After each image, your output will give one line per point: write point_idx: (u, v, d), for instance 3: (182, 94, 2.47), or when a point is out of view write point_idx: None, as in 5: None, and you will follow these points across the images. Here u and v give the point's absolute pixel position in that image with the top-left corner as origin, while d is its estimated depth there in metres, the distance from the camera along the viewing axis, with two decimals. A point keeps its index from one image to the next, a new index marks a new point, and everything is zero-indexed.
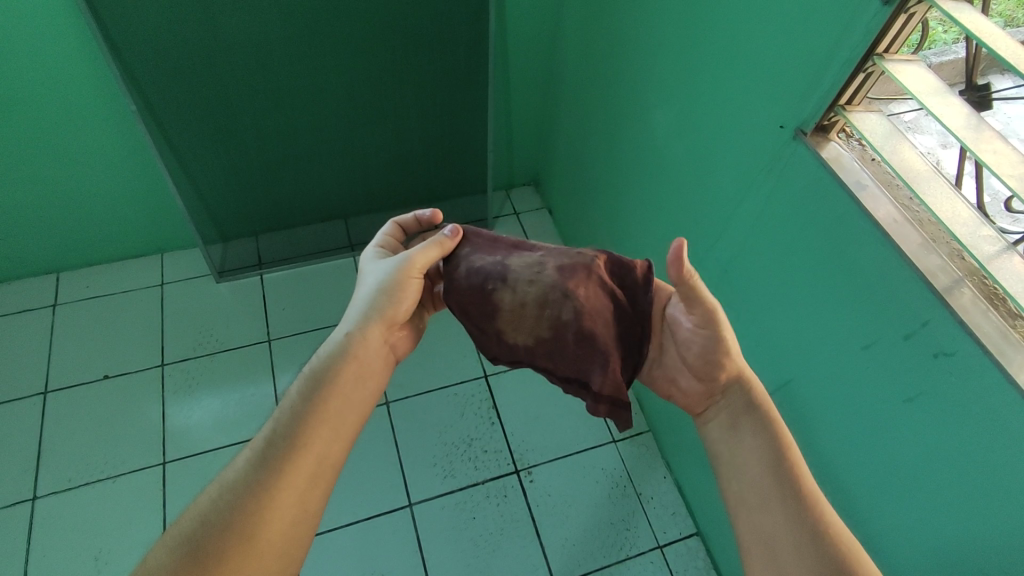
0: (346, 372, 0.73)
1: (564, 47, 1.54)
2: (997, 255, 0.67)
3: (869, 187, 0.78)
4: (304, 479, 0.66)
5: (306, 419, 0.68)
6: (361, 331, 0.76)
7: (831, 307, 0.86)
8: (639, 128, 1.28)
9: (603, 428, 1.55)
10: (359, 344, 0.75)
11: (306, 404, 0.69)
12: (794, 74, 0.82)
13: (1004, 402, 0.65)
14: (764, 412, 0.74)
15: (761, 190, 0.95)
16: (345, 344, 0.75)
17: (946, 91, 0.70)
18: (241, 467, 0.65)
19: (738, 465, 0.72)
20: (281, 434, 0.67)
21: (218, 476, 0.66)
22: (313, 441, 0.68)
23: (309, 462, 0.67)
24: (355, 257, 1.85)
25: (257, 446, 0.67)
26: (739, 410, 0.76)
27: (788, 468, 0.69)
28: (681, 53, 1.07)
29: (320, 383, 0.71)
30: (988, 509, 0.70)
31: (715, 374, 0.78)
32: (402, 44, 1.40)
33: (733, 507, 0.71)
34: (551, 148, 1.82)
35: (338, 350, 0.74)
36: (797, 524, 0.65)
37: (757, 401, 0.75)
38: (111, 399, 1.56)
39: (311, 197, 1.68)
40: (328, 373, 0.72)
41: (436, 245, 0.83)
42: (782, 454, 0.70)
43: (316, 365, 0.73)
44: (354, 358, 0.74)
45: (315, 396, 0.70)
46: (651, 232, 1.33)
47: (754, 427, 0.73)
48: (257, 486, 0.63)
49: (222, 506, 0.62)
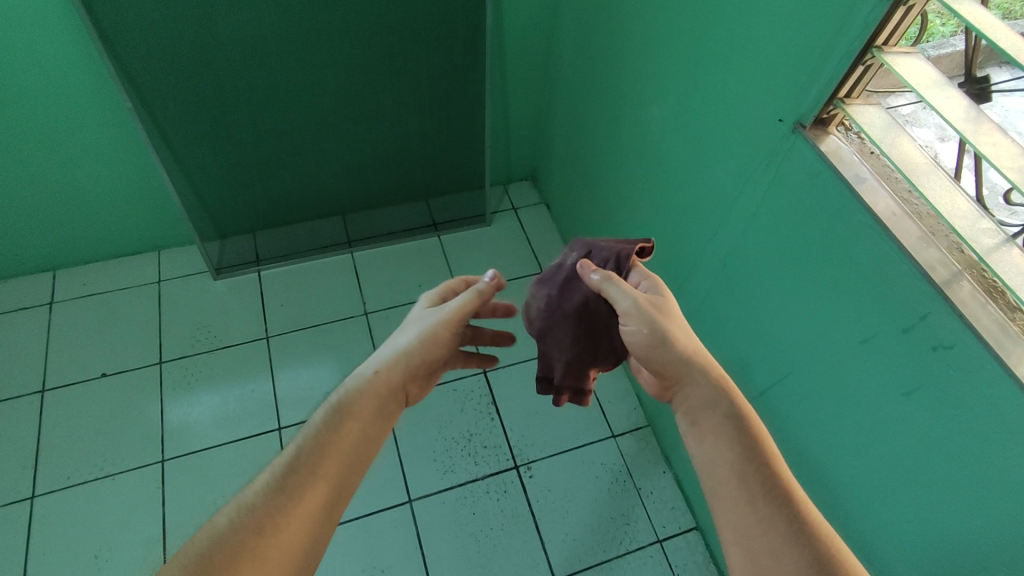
0: (368, 409, 0.74)
1: (561, 42, 1.54)
2: (997, 248, 0.67)
3: (868, 181, 0.78)
4: (317, 508, 0.66)
5: (328, 450, 0.69)
6: (390, 374, 0.78)
7: (829, 301, 0.86)
8: (636, 123, 1.28)
9: (602, 423, 1.55)
10: (384, 384, 0.77)
11: (328, 435, 0.70)
12: (792, 66, 0.82)
13: (1003, 395, 0.65)
14: (730, 403, 0.72)
15: (759, 184, 0.95)
16: (372, 383, 0.76)
17: (945, 84, 0.70)
18: (264, 488, 0.65)
19: (708, 463, 0.70)
20: (303, 460, 0.68)
21: (236, 496, 0.65)
22: (330, 471, 0.69)
23: (325, 490, 0.67)
24: (353, 254, 1.84)
25: (280, 469, 0.67)
26: (702, 400, 0.73)
27: (761, 463, 0.67)
28: (679, 47, 1.06)
29: (344, 416, 0.72)
30: (983, 500, 0.71)
31: (672, 365, 0.76)
32: (398, 38, 1.39)
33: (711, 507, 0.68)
34: (549, 143, 1.82)
35: (364, 387, 0.75)
36: (775, 519, 0.63)
37: (723, 390, 0.73)
38: (110, 397, 1.56)
39: (309, 194, 1.68)
40: (354, 409, 0.73)
41: (475, 296, 0.84)
42: (754, 447, 0.69)
43: (342, 398, 0.74)
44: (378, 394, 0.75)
45: (338, 428, 0.71)
46: (650, 227, 1.33)
47: (721, 421, 0.71)
48: (276, 508, 0.63)
49: (244, 526, 0.61)
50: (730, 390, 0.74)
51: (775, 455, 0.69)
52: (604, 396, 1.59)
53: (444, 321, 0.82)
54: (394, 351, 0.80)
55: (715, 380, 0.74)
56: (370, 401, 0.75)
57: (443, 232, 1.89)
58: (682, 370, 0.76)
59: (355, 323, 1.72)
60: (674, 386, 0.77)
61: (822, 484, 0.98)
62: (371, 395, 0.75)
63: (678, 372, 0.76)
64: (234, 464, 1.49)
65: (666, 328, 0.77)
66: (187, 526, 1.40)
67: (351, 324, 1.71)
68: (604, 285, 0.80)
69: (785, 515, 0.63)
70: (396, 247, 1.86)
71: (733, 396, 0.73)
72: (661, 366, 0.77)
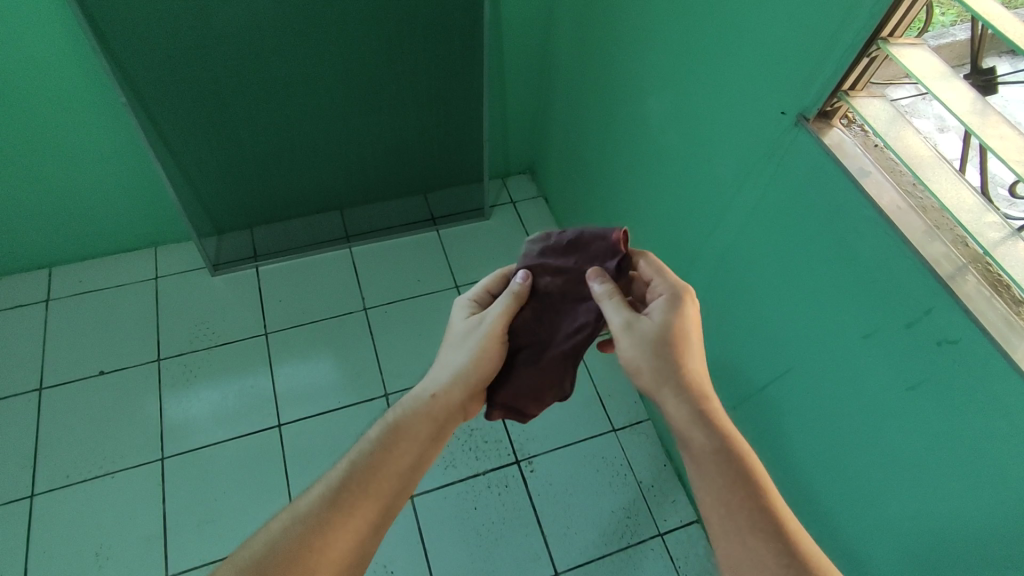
0: (420, 430, 0.74)
1: (560, 34, 1.52)
2: (1002, 241, 0.66)
3: (871, 173, 0.77)
4: (368, 524, 0.67)
5: (383, 468, 0.70)
6: (443, 391, 0.78)
7: (831, 295, 0.86)
8: (635, 116, 1.27)
9: (602, 417, 1.55)
10: (437, 403, 0.77)
11: (383, 452, 0.71)
12: (795, 58, 0.81)
13: (1007, 390, 0.65)
14: (710, 423, 0.70)
15: (761, 178, 0.94)
16: (425, 401, 0.77)
17: (951, 76, 0.69)
18: (316, 499, 0.65)
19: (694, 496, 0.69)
20: (359, 476, 0.68)
21: (289, 504, 0.66)
22: (384, 488, 0.69)
23: (374, 508, 0.68)
24: (351, 249, 1.83)
25: (331, 482, 0.67)
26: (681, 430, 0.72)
27: (751, 497, 0.65)
28: (679, 39, 1.05)
29: (398, 435, 0.73)
30: (985, 494, 0.71)
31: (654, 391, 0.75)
32: (396, 30, 1.38)
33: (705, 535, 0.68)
34: (547, 136, 1.80)
35: (417, 405, 0.76)
36: (751, 538, 0.63)
37: (702, 410, 0.71)
38: (109, 394, 1.55)
39: (306, 188, 1.66)
40: (407, 427, 0.74)
41: (511, 297, 0.82)
42: (733, 468, 0.67)
43: (396, 414, 0.75)
44: (429, 415, 0.76)
45: (393, 445, 0.72)
46: (650, 221, 1.32)
47: (704, 454, 0.69)
48: (327, 522, 0.64)
49: (294, 536, 0.62)
50: (722, 423, 0.71)
51: (771, 493, 0.66)
52: (604, 389, 1.59)
53: (489, 334, 0.81)
54: (446, 367, 0.80)
55: (693, 400, 0.72)
56: (424, 420, 0.75)
57: (441, 226, 1.88)
58: (661, 388, 0.74)
59: (354, 318, 1.71)
60: (655, 403, 0.75)
61: (824, 477, 0.98)
62: (425, 413, 0.76)
63: (658, 390, 0.74)
64: (234, 461, 1.48)
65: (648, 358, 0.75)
66: (188, 523, 1.40)
67: (350, 320, 1.70)
68: (603, 298, 0.78)
69: (774, 549, 0.62)
70: (394, 241, 1.85)
71: (712, 416, 0.71)
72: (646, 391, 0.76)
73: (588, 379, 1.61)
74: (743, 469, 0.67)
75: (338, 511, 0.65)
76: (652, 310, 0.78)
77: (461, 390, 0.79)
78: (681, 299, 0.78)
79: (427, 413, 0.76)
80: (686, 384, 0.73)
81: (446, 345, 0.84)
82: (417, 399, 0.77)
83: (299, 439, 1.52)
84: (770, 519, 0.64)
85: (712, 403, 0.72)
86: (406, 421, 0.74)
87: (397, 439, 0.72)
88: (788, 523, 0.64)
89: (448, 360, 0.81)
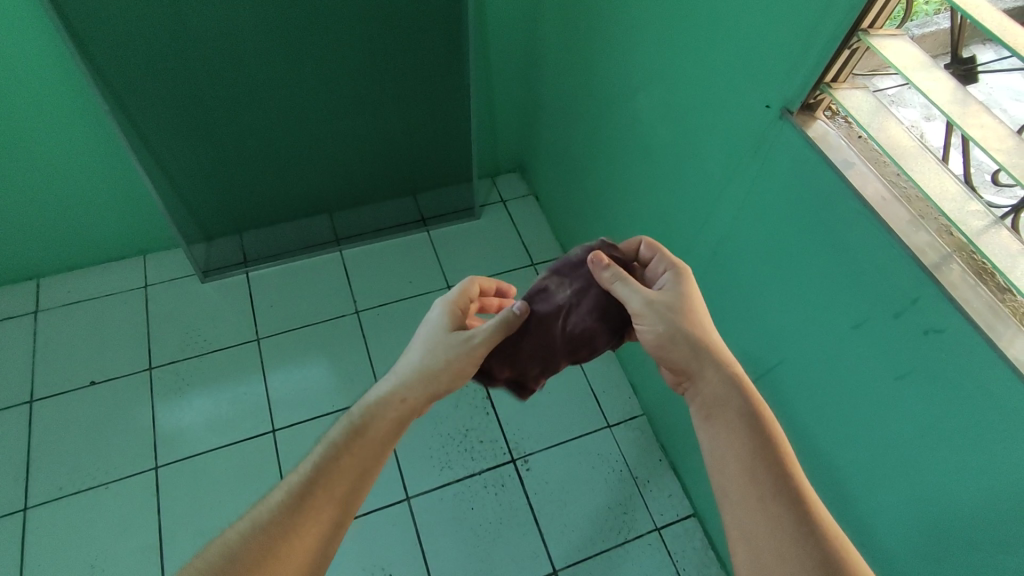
0: (384, 430, 0.73)
1: (545, 31, 1.52)
2: (986, 230, 0.67)
3: (855, 165, 0.78)
4: (330, 528, 0.67)
5: (345, 472, 0.69)
6: (412, 398, 0.76)
7: (820, 287, 0.86)
8: (622, 112, 1.26)
9: (597, 414, 1.55)
10: (402, 400, 0.75)
11: (347, 455, 0.69)
12: (777, 52, 0.81)
13: (994, 378, 0.66)
14: (742, 395, 0.72)
15: (747, 172, 0.94)
16: (390, 401, 0.75)
17: (932, 66, 0.69)
18: (277, 507, 0.64)
19: (721, 459, 0.69)
20: (320, 482, 0.67)
21: (249, 511, 0.65)
22: (344, 493, 0.68)
23: (336, 511, 0.67)
24: (342, 252, 1.82)
25: (293, 488, 0.66)
26: (713, 396, 0.73)
27: (772, 461, 0.66)
28: (662, 35, 1.05)
29: (361, 436, 0.71)
30: (975, 481, 0.72)
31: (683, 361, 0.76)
32: (380, 31, 1.37)
33: (721, 499, 0.68)
34: (536, 134, 1.80)
35: (382, 404, 0.74)
36: (769, 496, 0.64)
37: (735, 384, 0.73)
38: (100, 405, 1.54)
39: (294, 192, 1.65)
40: (370, 431, 0.72)
41: (506, 325, 0.81)
42: (761, 433, 0.69)
43: (360, 418, 0.73)
44: (394, 415, 0.74)
45: (354, 450, 0.70)
46: (639, 217, 1.32)
47: (737, 419, 0.70)
48: (289, 530, 0.63)
49: (255, 544, 0.61)
50: (749, 390, 0.73)
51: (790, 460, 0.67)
52: (598, 386, 1.59)
53: (471, 348, 0.79)
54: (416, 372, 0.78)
55: (730, 373, 0.74)
56: (387, 426, 0.73)
57: (432, 227, 1.88)
58: (699, 361, 0.75)
59: (346, 321, 1.70)
60: (691, 378, 0.76)
61: (816, 467, 0.98)
62: (390, 419, 0.74)
63: (696, 364, 0.76)
64: (230, 468, 1.48)
65: (679, 326, 0.77)
66: (184, 531, 1.40)
67: (342, 323, 1.70)
68: (613, 281, 0.81)
69: (793, 516, 0.62)
70: (385, 243, 1.85)
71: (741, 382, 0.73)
72: (673, 362, 0.77)
73: (583, 376, 1.61)
74: (766, 435, 0.68)
75: (301, 516, 0.65)
76: (661, 286, 0.82)
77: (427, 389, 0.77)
78: (685, 275, 0.83)
79: (392, 418, 0.74)
80: (718, 360, 0.75)
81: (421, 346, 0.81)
82: (383, 403, 0.75)
83: (294, 445, 1.51)
84: (789, 487, 0.64)
85: (737, 371, 0.75)
86: (370, 427, 0.72)
87: (360, 444, 0.71)
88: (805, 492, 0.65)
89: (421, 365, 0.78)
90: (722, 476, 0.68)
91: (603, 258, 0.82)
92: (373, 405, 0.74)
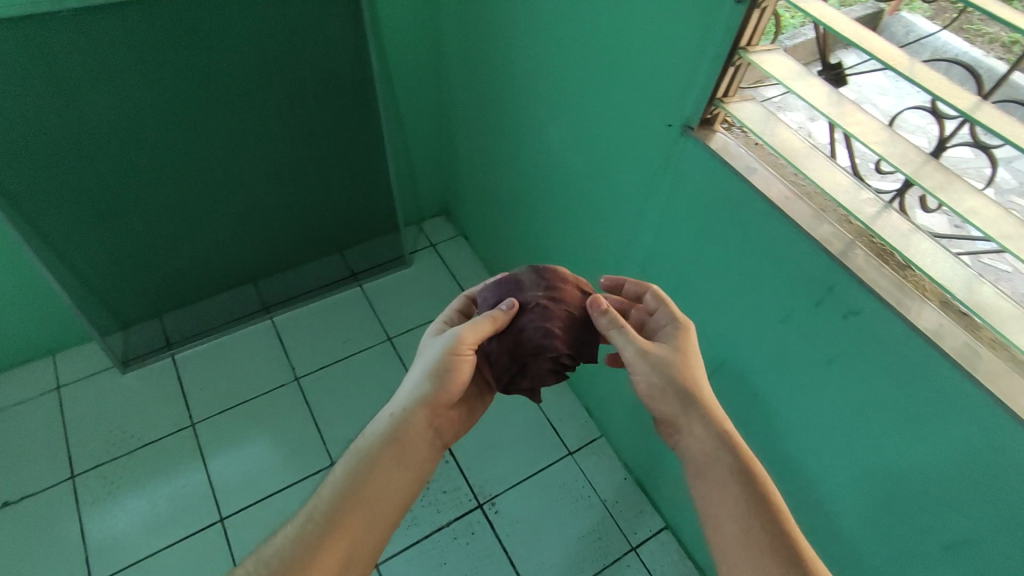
0: (385, 460, 0.75)
1: (451, 77, 1.56)
2: (879, 214, 0.73)
3: (757, 170, 0.83)
4: (341, 556, 0.68)
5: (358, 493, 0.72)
6: (411, 416, 0.79)
7: (745, 287, 0.90)
8: (536, 146, 1.31)
9: (557, 442, 1.55)
10: (402, 425, 0.77)
11: (352, 485, 0.72)
12: (670, 75, 0.86)
13: (912, 348, 0.71)
14: (737, 447, 0.74)
15: (661, 189, 0.99)
16: (390, 429, 0.77)
17: (807, 73, 0.76)
18: (286, 540, 0.68)
19: (712, 515, 0.71)
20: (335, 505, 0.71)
21: (261, 547, 0.68)
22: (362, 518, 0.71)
23: (344, 539, 0.69)
24: (273, 319, 1.76)
25: (300, 519, 0.70)
26: (702, 451, 0.75)
27: (766, 513, 0.68)
28: (562, 70, 1.10)
29: (363, 468, 0.74)
30: (914, 448, 0.76)
31: (673, 413, 0.78)
32: (285, 94, 1.36)
33: (715, 552, 0.71)
34: (456, 175, 1.83)
35: (381, 434, 0.77)
36: (759, 550, 0.66)
37: (728, 437, 0.75)
38: (17, 528, 1.39)
39: (214, 265, 1.59)
40: (375, 454, 0.75)
41: (490, 321, 0.80)
42: (750, 486, 0.70)
43: (366, 441, 0.77)
44: (395, 442, 0.76)
45: (362, 470, 0.74)
46: (566, 243, 1.35)
47: (726, 476, 0.72)
48: (297, 561, 0.66)
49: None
50: (741, 447, 0.74)
51: (782, 512, 0.69)
52: (553, 415, 1.59)
53: (455, 347, 0.79)
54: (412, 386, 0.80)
55: (719, 429, 0.75)
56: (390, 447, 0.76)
57: (364, 280, 1.85)
58: (687, 416, 0.77)
59: (286, 390, 1.63)
60: (681, 432, 0.78)
61: (772, 459, 1.02)
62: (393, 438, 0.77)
63: (685, 418, 0.77)
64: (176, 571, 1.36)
65: (671, 381, 0.78)
66: None
67: (282, 393, 1.62)
68: (612, 329, 0.80)
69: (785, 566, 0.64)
70: (317, 303, 1.80)
71: (731, 438, 0.75)
72: (663, 414, 0.80)
73: (536, 408, 1.60)
74: (758, 487, 0.70)
75: (310, 545, 0.67)
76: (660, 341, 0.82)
77: (426, 411, 0.79)
78: (685, 329, 0.83)
79: (395, 440, 0.77)
80: (714, 415, 0.77)
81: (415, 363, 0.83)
82: (382, 424, 0.78)
83: (245, 532, 1.41)
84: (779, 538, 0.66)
85: (730, 428, 0.76)
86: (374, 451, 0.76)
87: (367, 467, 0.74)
88: (799, 545, 0.66)
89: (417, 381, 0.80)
90: (713, 532, 0.71)
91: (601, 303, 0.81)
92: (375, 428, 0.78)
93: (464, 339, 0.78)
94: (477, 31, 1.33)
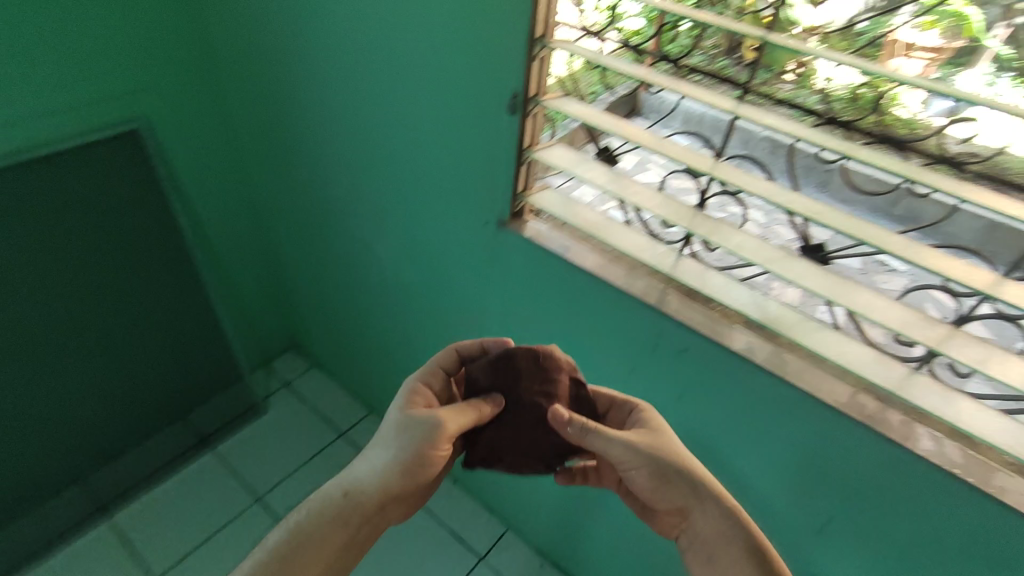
0: (329, 541, 0.73)
1: (269, 219, 1.53)
2: (676, 262, 0.84)
3: (571, 247, 0.92)
4: None
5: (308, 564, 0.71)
6: (370, 498, 0.75)
7: (593, 351, 0.97)
8: (370, 265, 1.32)
9: (465, 550, 1.48)
10: (352, 504, 0.75)
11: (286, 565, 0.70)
12: (476, 180, 0.95)
13: (737, 369, 0.81)
14: (741, 524, 0.74)
15: (496, 280, 1.05)
16: (338, 504, 0.74)
17: (586, 159, 0.88)
18: None
19: None
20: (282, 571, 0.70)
21: None
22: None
23: None
24: (111, 519, 1.51)
25: None
26: (715, 535, 0.75)
27: None
28: (377, 193, 1.15)
29: (302, 547, 0.71)
30: (768, 453, 0.85)
31: (676, 501, 0.77)
32: (85, 272, 1.24)
33: None
34: (296, 310, 1.76)
35: (329, 511, 0.74)
36: None
37: (735, 513, 0.75)
38: None
39: (23, 478, 1.34)
40: (326, 522, 0.73)
41: (470, 412, 0.75)
42: (761, 558, 0.71)
43: (318, 513, 0.74)
44: (341, 522, 0.74)
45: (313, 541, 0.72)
46: (423, 349, 1.36)
47: (739, 556, 0.72)
48: None
49: None
50: (749, 524, 0.74)
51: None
52: (454, 523, 1.53)
53: (437, 436, 0.74)
54: (376, 462, 0.76)
55: (727, 509, 0.75)
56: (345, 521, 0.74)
57: (217, 442, 1.68)
58: (696, 500, 0.76)
59: None
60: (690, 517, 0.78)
61: None
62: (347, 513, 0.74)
63: (694, 502, 0.77)
64: None
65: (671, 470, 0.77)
66: None
67: None
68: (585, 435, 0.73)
69: None
70: (165, 485, 1.58)
71: (740, 515, 0.75)
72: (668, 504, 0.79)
73: (436, 521, 1.53)
74: (768, 560, 0.70)
75: None
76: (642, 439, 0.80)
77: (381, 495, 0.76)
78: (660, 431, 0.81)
79: (350, 517, 0.74)
80: (718, 497, 0.76)
81: (382, 434, 0.78)
82: (338, 498, 0.75)
83: None
84: None
85: (735, 505, 0.75)
86: (328, 530, 0.73)
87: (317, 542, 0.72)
88: None
89: (386, 462, 0.76)
90: None
91: (564, 414, 0.73)
92: (327, 498, 0.75)
93: (443, 429, 0.74)
94: (286, 172, 1.34)
